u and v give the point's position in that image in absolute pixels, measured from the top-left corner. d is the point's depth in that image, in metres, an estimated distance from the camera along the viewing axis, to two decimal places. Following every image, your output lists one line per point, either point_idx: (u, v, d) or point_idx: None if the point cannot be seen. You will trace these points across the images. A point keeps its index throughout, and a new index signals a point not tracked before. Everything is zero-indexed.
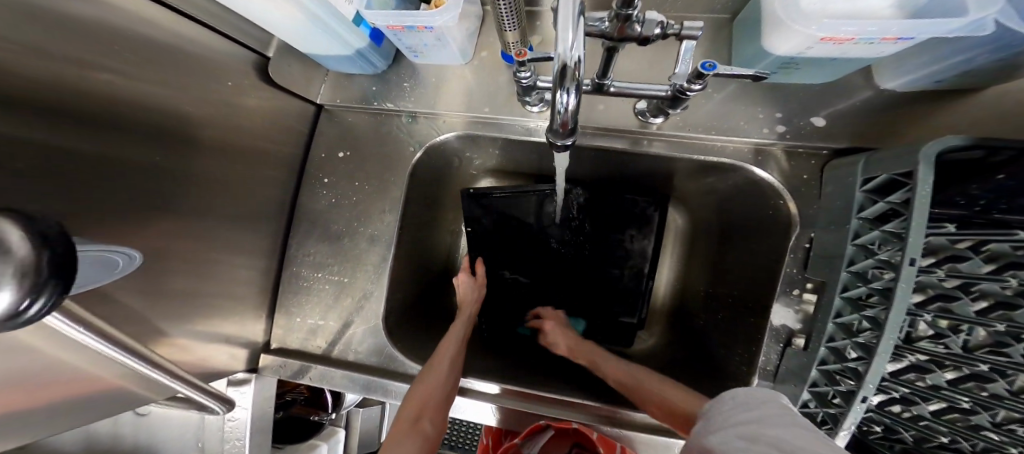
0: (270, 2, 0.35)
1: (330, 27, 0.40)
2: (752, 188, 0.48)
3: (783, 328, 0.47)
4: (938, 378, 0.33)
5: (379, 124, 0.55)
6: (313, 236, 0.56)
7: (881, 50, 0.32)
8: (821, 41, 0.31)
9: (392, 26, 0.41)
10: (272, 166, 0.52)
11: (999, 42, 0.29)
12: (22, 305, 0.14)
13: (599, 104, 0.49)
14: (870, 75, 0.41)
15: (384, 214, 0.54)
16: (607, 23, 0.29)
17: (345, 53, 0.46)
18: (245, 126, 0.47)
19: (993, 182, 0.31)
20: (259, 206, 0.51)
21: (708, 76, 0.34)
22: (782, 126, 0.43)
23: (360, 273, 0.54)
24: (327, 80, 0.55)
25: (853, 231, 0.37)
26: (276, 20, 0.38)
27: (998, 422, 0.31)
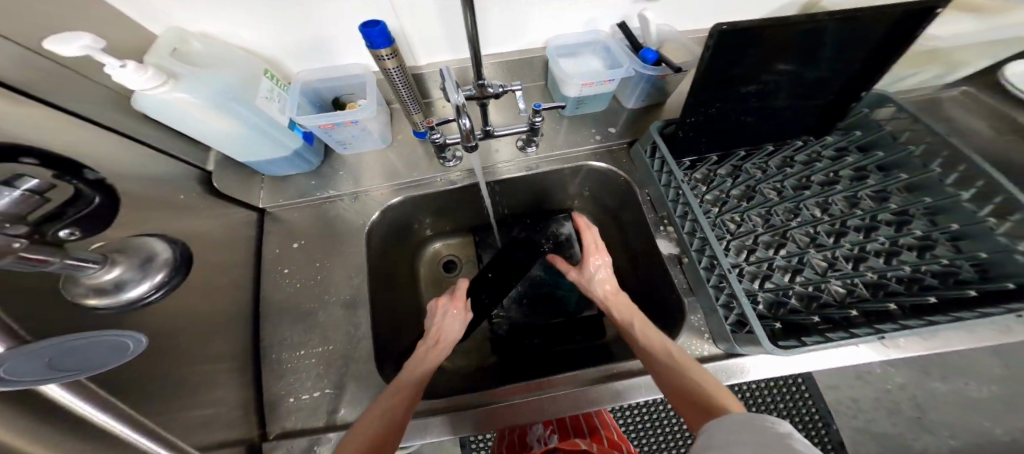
0: (213, 120, 0.47)
1: (264, 130, 0.52)
2: (601, 176, 0.73)
3: (671, 254, 0.63)
4: (763, 252, 0.55)
5: (320, 210, 0.65)
6: (285, 321, 0.57)
7: (607, 88, 0.63)
8: (583, 86, 0.61)
9: (324, 125, 0.55)
10: (237, 260, 0.56)
11: (647, 77, 0.62)
12: (150, 294, 0.36)
13: (492, 151, 0.71)
14: (619, 101, 0.72)
15: (350, 278, 0.60)
16: (473, 90, 0.48)
17: (282, 155, 0.58)
18: (205, 224, 0.51)
19: (682, 132, 0.55)
20: (230, 300, 0.53)
21: (541, 112, 0.57)
22: (598, 135, 0.70)
23: (340, 336, 0.57)
24: (265, 186, 0.65)
25: (658, 179, 0.61)
26: (219, 134, 0.50)
27: (823, 271, 0.52)
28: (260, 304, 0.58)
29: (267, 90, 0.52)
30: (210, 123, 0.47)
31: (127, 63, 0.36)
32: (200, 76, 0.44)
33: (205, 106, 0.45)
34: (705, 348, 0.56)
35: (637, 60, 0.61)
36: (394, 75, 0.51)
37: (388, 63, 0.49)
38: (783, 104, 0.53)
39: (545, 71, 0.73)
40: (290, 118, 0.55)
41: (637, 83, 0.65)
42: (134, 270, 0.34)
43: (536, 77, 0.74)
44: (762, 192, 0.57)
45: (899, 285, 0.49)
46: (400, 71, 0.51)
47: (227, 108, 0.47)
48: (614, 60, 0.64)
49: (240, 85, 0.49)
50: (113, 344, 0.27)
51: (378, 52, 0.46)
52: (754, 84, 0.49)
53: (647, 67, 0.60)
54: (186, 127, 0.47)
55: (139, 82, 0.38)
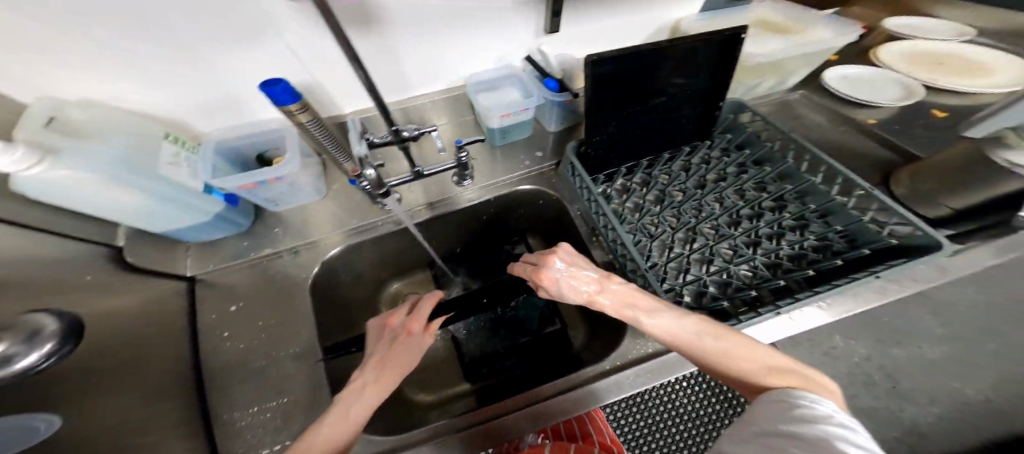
0: (110, 193, 0.45)
1: (169, 197, 0.51)
2: (538, 198, 0.78)
3: (605, 262, 0.68)
4: (677, 249, 0.61)
5: (259, 269, 0.63)
6: (231, 386, 0.52)
7: (525, 117, 0.70)
8: (502, 118, 0.67)
9: (243, 185, 0.55)
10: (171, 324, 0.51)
11: (556, 104, 0.70)
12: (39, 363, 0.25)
13: (429, 188, 0.74)
14: (541, 127, 0.79)
15: (301, 327, 0.58)
16: (387, 137, 0.50)
17: (200, 221, 0.57)
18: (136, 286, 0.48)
19: (592, 145, 0.62)
20: (173, 362, 0.48)
21: (464, 147, 0.62)
22: (528, 161, 0.76)
23: (297, 386, 0.53)
24: (191, 254, 0.62)
25: (581, 194, 0.67)
26: (121, 208, 0.47)
27: (728, 259, 0.58)
28: (202, 370, 0.52)
29: (170, 157, 0.51)
30: (109, 196, 0.45)
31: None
32: (88, 148, 0.43)
33: (98, 179, 0.42)
34: (649, 346, 0.58)
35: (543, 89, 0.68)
36: (311, 128, 0.53)
37: (299, 117, 0.50)
38: (678, 111, 0.63)
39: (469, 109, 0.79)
40: (204, 183, 0.53)
41: (553, 108, 0.72)
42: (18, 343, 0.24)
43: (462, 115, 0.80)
44: (667, 197, 0.66)
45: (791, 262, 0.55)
46: (315, 123, 0.52)
47: (125, 180, 0.45)
48: (526, 90, 0.71)
49: (135, 155, 0.47)
50: (22, 425, 0.24)
51: (287, 108, 0.47)
52: (660, 94, 0.59)
53: (554, 96, 0.68)
54: (81, 205, 0.44)
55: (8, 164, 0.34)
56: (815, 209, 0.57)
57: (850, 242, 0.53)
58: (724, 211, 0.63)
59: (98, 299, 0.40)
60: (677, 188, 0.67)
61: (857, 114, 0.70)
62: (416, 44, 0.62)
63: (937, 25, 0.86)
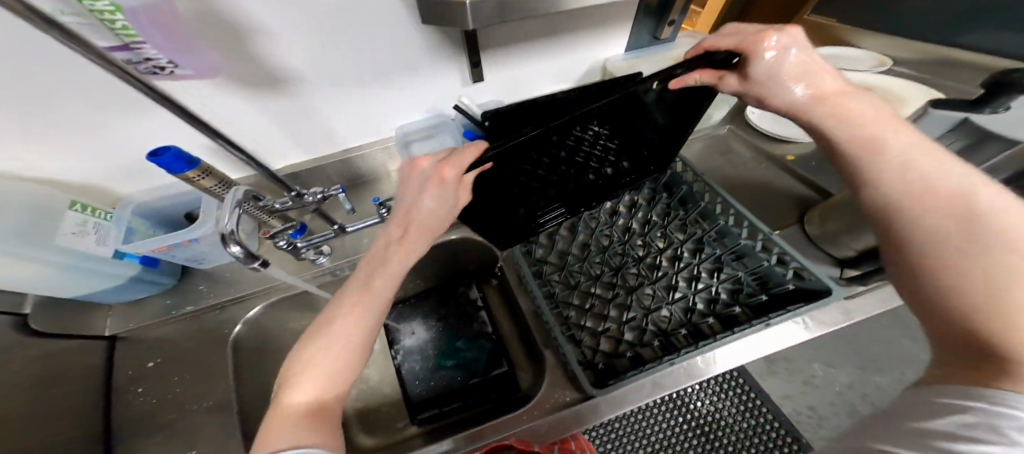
0: (13, 268, 0.46)
1: (76, 266, 0.52)
2: None
3: (532, 309, 0.66)
4: (598, 295, 0.60)
5: (185, 323, 0.63)
6: (136, 448, 0.51)
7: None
8: None
9: (158, 248, 0.57)
10: (80, 382, 0.51)
11: None
12: None
13: (364, 238, 0.75)
14: None
15: (220, 383, 0.58)
16: (287, 203, 0.51)
17: (112, 284, 0.58)
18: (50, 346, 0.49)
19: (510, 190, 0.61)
20: (74, 422, 0.48)
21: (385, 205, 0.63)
22: None
23: (207, 444, 0.52)
24: (113, 314, 0.62)
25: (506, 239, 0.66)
26: (27, 282, 0.48)
27: (647, 305, 0.58)
28: (112, 434, 0.51)
29: (75, 224, 0.51)
30: (14, 271, 0.47)
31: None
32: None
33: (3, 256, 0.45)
34: (567, 394, 0.56)
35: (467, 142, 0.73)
36: (217, 190, 0.55)
37: (202, 182, 0.52)
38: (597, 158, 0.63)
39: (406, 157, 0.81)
40: (115, 249, 0.55)
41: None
42: None
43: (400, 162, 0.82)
44: (593, 241, 0.66)
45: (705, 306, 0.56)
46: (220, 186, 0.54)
47: (30, 255, 0.47)
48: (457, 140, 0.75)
49: (39, 227, 0.49)
50: None
51: (186, 175, 0.49)
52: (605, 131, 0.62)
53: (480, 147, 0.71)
54: None
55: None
56: (731, 251, 0.59)
57: (760, 285, 0.56)
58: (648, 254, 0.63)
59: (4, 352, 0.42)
60: (603, 231, 0.67)
61: (775, 149, 0.76)
62: (337, 104, 0.65)
63: (863, 52, 0.92)
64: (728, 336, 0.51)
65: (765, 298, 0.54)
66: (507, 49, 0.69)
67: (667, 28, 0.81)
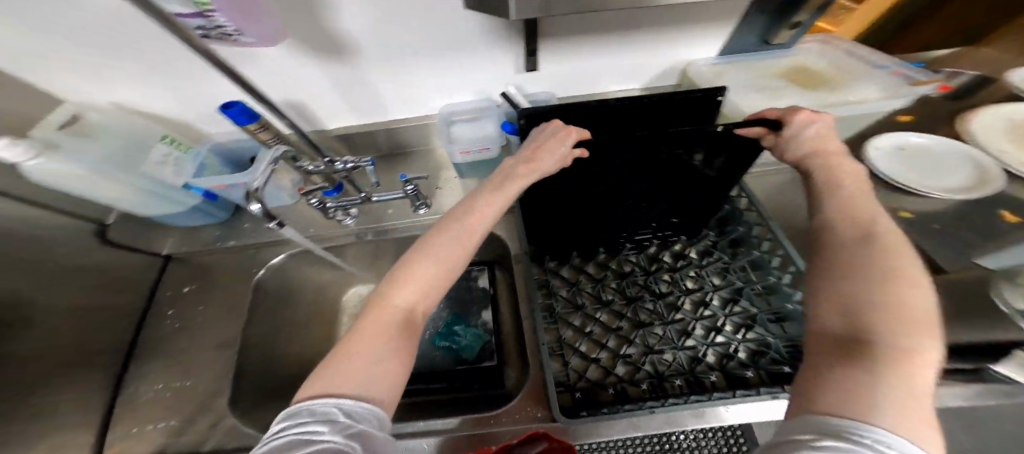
0: (106, 187, 0.55)
1: (157, 191, 0.60)
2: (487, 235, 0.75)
3: (529, 321, 0.66)
4: (602, 322, 0.56)
5: (221, 256, 0.70)
6: (152, 363, 0.58)
7: (486, 156, 0.71)
8: (462, 154, 0.69)
9: (217, 186, 0.61)
10: (118, 298, 0.59)
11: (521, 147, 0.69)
12: None
13: (390, 210, 0.76)
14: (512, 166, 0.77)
15: (229, 321, 0.63)
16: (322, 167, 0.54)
17: (182, 209, 0.65)
18: (91, 265, 0.57)
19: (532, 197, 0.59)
20: (102, 331, 0.55)
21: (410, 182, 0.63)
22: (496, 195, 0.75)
23: (204, 374, 0.56)
24: (172, 236, 0.71)
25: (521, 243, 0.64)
26: (119, 198, 0.57)
27: (654, 346, 0.53)
28: (137, 348, 0.59)
29: (162, 155, 0.58)
30: (108, 189, 0.55)
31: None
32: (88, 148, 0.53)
33: (96, 174, 0.53)
34: (542, 412, 0.54)
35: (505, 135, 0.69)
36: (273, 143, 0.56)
37: (263, 136, 0.53)
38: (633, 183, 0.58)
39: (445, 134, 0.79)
40: (186, 181, 0.61)
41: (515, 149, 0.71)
42: None
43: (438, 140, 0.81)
44: (611, 266, 0.62)
45: (718, 362, 0.50)
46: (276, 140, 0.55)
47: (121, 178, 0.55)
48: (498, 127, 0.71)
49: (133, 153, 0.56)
50: None
51: (247, 126, 0.51)
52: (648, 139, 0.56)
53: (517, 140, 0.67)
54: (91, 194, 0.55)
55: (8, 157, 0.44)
56: (771, 311, 0.52)
57: (792, 354, 0.48)
58: (667, 292, 0.58)
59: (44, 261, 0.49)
60: (631, 258, 0.63)
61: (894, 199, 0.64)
62: (383, 73, 0.64)
63: None
64: (733, 399, 0.45)
65: (789, 370, 0.47)
66: (574, 37, 0.62)
67: (787, 31, 0.68)
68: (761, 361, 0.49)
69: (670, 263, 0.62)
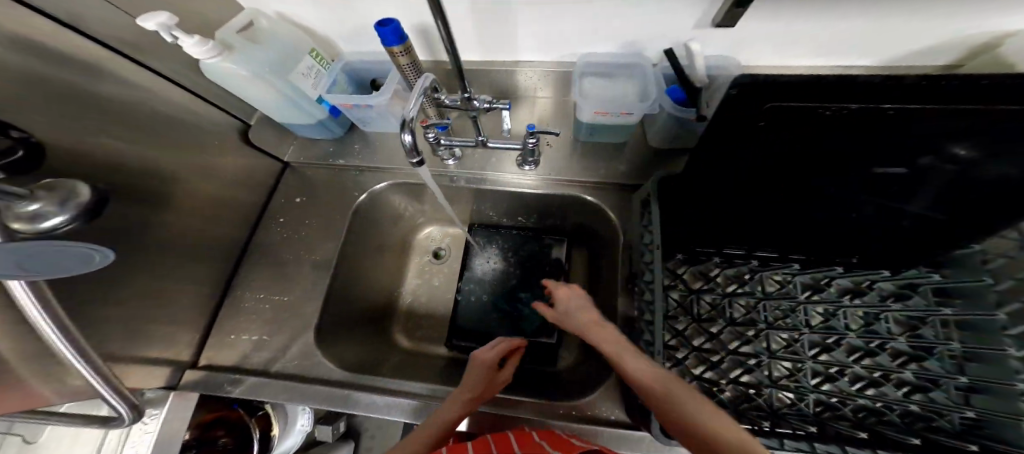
0: (258, 88, 0.56)
1: (297, 102, 0.61)
2: (591, 210, 0.68)
3: (627, 314, 0.55)
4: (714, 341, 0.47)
5: (330, 174, 0.71)
6: (262, 266, 0.62)
7: (628, 121, 0.58)
8: (595, 113, 0.58)
9: (346, 104, 0.63)
10: (243, 198, 0.63)
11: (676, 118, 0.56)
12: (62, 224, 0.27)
13: (496, 158, 0.70)
14: (643, 140, 0.65)
15: (326, 244, 0.64)
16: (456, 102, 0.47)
17: (309, 123, 0.66)
18: (225, 165, 0.60)
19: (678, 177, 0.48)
20: (226, 228, 0.60)
21: (536, 133, 0.54)
22: (608, 170, 0.65)
23: (299, 293, 0.59)
24: (294, 143, 0.73)
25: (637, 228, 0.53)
26: (266, 101, 0.59)
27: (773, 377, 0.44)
28: (250, 249, 0.64)
29: (308, 67, 0.59)
30: (259, 92, 0.57)
31: (193, 37, 0.46)
32: (252, 50, 0.54)
33: (254, 76, 0.54)
34: (614, 413, 0.50)
35: (664, 98, 0.55)
36: (407, 71, 0.53)
37: (400, 60, 0.50)
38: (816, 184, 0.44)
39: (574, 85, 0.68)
40: (320, 95, 0.62)
41: (666, 122, 0.58)
42: (52, 204, 0.27)
43: (566, 91, 0.71)
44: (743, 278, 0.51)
45: (857, 412, 0.40)
46: (412, 68, 0.52)
47: (273, 84, 0.55)
48: (647, 88, 0.59)
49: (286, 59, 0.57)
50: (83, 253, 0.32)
51: (392, 48, 0.48)
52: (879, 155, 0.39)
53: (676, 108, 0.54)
54: (246, 95, 0.58)
55: (199, 54, 0.48)
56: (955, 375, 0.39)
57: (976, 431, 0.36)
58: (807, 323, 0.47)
59: (183, 159, 0.52)
60: (779, 274, 0.51)
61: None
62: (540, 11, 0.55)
63: None
64: None
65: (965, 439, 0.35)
66: None
67: None
68: (917, 425, 0.38)
69: (815, 289, 0.49)
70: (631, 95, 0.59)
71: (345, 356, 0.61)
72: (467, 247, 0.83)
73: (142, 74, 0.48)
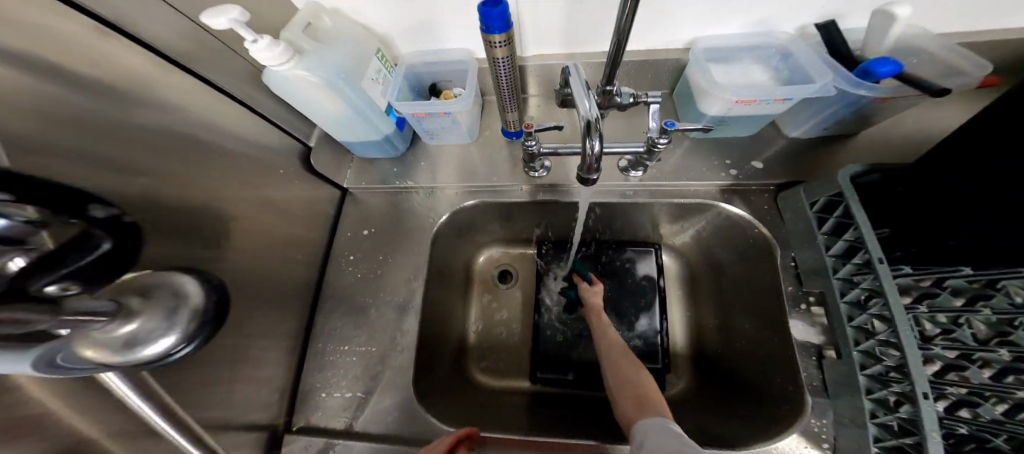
0: (324, 99, 0.49)
1: (365, 116, 0.54)
2: (731, 225, 0.59)
3: (810, 342, 0.48)
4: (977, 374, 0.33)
5: (395, 199, 0.63)
6: (340, 310, 0.55)
7: (776, 108, 0.50)
8: (736, 103, 0.49)
9: (417, 113, 0.55)
10: (308, 235, 0.56)
11: (844, 100, 0.48)
12: (176, 348, 0.19)
13: None
14: (778, 127, 0.58)
15: (408, 280, 0.57)
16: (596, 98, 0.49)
17: (373, 140, 0.59)
18: (288, 198, 0.53)
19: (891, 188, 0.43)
20: (295, 268, 0.53)
21: (671, 131, 0.46)
22: (733, 170, 0.57)
23: (387, 340, 0.53)
24: (352, 167, 0.65)
25: (825, 245, 0.47)
26: (329, 114, 0.52)
27: None
28: (321, 290, 0.57)
29: (375, 71, 0.53)
30: (324, 104, 0.50)
31: (261, 38, 0.40)
32: (320, 55, 0.47)
33: (320, 84, 0.46)
34: None
35: (847, 72, 0.46)
36: (500, 66, 0.47)
37: (497, 52, 0.44)
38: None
39: (675, 73, 0.58)
40: (389, 103, 0.55)
41: (828, 103, 0.50)
42: (155, 319, 0.18)
43: (662, 82, 0.61)
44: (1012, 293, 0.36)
45: None
46: (508, 61, 0.46)
47: (343, 93, 0.48)
48: (789, 68, 0.50)
49: (353, 64, 0.50)
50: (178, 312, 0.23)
51: (491, 38, 0.42)
52: None
53: (851, 85, 0.45)
54: (305, 108, 0.50)
55: (267, 58, 0.41)
56: None
57: None
58: None
59: (245, 195, 0.45)
60: None
61: None
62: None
63: None
64: None
65: None
66: None
67: None
68: None
69: None
70: (766, 79, 0.50)
71: (440, 406, 0.54)
72: (543, 268, 0.72)
73: (205, 98, 0.41)
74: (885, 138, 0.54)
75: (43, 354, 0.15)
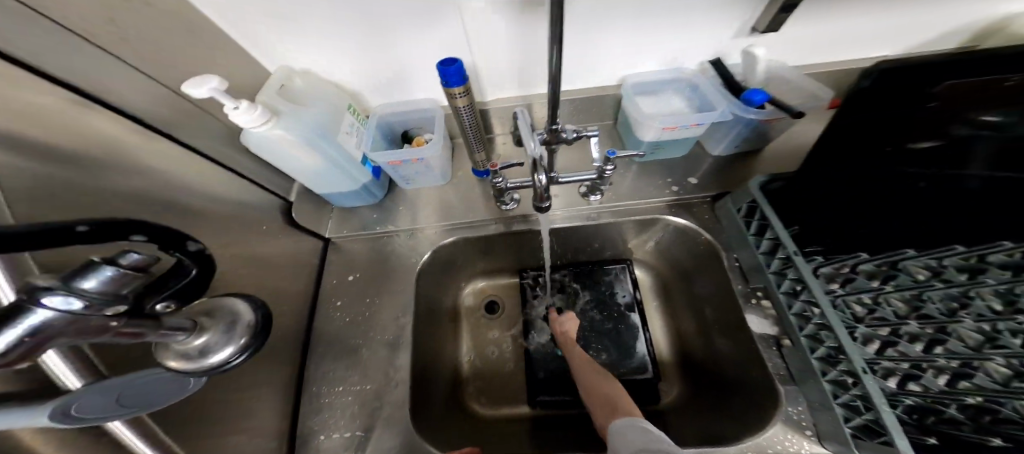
0: (300, 154, 0.53)
1: (341, 167, 0.59)
2: (685, 235, 0.66)
3: (767, 334, 0.53)
4: (908, 347, 0.37)
5: (378, 242, 0.67)
6: (331, 355, 0.56)
7: (696, 131, 0.59)
8: (664, 129, 0.58)
9: (392, 162, 0.60)
10: (294, 284, 0.58)
11: (744, 122, 0.58)
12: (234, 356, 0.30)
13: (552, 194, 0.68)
14: (703, 146, 0.68)
15: (395, 317, 0.59)
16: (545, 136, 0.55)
17: (352, 190, 0.64)
18: (273, 251, 0.56)
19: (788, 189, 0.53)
20: (283, 317, 0.54)
21: (615, 159, 0.54)
22: (675, 187, 0.66)
23: (379, 377, 0.54)
24: (334, 217, 0.69)
25: (756, 245, 0.55)
26: (307, 169, 0.56)
27: None
28: (310, 338, 0.58)
29: (348, 125, 0.59)
30: (301, 159, 0.54)
31: (239, 104, 0.44)
32: (297, 115, 0.52)
33: (297, 142, 0.51)
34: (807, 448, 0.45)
35: (738, 102, 0.56)
36: (463, 113, 0.54)
37: (458, 102, 0.51)
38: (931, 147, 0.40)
39: (614, 109, 0.69)
40: (364, 154, 0.61)
41: (731, 125, 0.60)
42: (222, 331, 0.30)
43: (605, 116, 0.70)
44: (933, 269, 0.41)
45: None
46: (468, 109, 0.53)
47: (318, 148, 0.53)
48: (699, 97, 0.61)
49: (328, 121, 0.56)
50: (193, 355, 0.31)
51: (452, 90, 0.49)
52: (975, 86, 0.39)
53: (744, 110, 0.55)
54: (284, 164, 0.55)
55: (246, 121, 0.45)
56: None
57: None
58: None
59: (234, 250, 0.48)
60: None
61: None
62: (592, 34, 0.55)
63: None
64: None
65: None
66: None
67: None
68: None
69: None
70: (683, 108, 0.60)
71: (438, 439, 0.54)
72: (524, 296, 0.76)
73: (193, 164, 0.45)
74: (785, 148, 0.65)
75: (59, 405, 0.21)
